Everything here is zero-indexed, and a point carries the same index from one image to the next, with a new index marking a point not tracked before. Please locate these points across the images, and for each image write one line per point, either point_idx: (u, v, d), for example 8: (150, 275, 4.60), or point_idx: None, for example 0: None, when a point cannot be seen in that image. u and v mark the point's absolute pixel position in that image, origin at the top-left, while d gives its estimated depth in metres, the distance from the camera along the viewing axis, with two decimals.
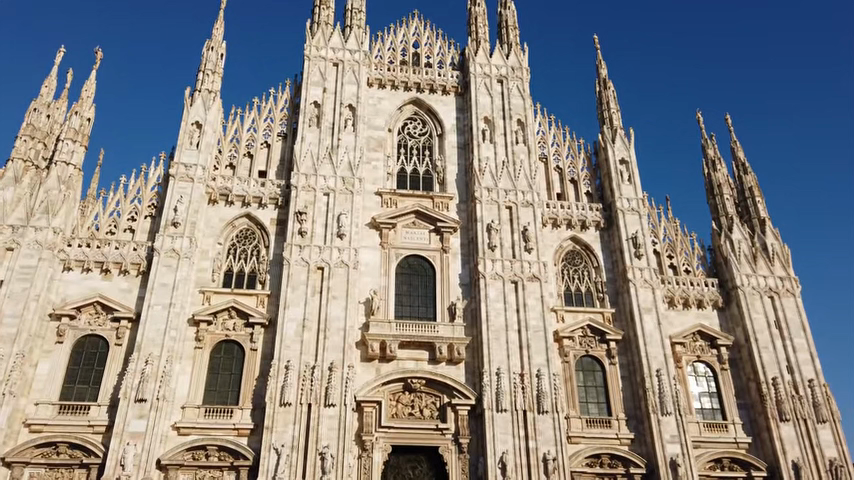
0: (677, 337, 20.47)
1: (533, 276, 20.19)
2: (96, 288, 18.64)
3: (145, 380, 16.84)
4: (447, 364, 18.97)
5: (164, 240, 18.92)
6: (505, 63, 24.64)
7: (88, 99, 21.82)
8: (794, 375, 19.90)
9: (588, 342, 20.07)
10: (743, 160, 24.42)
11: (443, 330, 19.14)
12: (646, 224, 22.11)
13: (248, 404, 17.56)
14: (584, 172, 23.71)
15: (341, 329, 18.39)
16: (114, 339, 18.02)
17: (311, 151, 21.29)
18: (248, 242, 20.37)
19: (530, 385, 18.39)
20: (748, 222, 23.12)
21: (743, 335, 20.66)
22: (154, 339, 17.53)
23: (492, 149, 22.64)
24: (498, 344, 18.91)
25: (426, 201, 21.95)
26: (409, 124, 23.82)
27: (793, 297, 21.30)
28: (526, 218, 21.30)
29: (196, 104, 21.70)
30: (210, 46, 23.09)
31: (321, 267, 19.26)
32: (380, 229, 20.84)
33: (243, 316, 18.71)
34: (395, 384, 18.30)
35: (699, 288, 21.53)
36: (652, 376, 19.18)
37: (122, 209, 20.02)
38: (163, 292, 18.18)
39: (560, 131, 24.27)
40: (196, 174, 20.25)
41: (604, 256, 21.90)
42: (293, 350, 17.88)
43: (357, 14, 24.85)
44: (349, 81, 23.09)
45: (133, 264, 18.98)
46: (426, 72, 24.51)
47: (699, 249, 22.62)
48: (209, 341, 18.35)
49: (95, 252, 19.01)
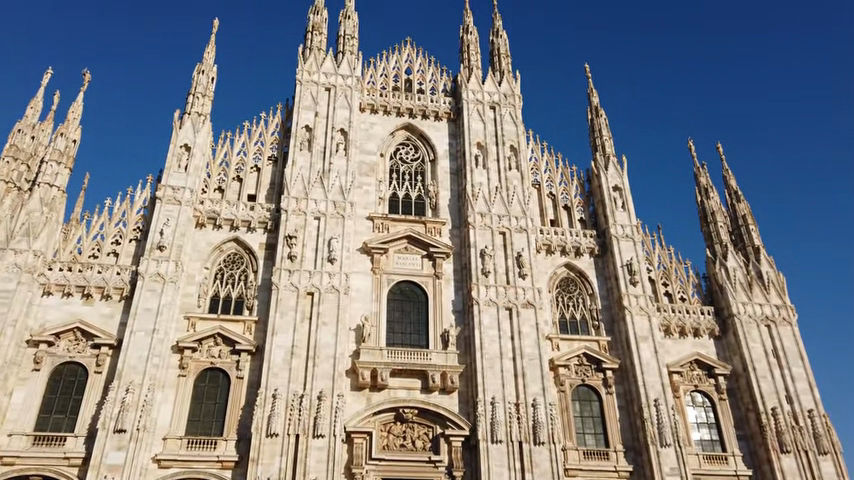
0: (674, 366, 20.06)
1: (528, 303, 19.79)
2: (77, 314, 17.97)
3: (126, 410, 16.11)
4: (440, 394, 18.40)
5: (149, 264, 18.37)
6: (497, 90, 24.62)
7: (74, 120, 21.42)
8: (794, 405, 19.51)
9: (584, 371, 19.61)
10: (736, 188, 24.41)
11: (436, 358, 18.62)
12: (641, 251, 21.88)
13: (233, 435, 16.84)
14: (577, 199, 23.54)
15: (331, 356, 17.82)
16: (94, 366, 17.30)
17: (302, 175, 20.95)
18: (236, 266, 19.85)
19: (526, 415, 17.84)
20: (742, 250, 22.97)
21: (741, 364, 20.30)
22: (136, 366, 16.85)
23: (485, 175, 22.46)
24: (492, 373, 18.42)
25: (419, 226, 21.62)
26: (401, 150, 23.59)
27: (790, 326, 21.04)
28: (520, 244, 21.01)
29: (185, 127, 21.37)
30: (201, 70, 22.89)
31: (311, 292, 18.75)
32: (371, 254, 20.43)
33: (229, 342, 18.10)
34: (386, 414, 17.68)
35: (695, 316, 21.23)
36: (650, 405, 18.71)
37: (106, 231, 19.47)
38: (147, 317, 17.56)
39: (552, 157, 24.16)
40: (183, 196, 19.81)
41: (599, 283, 21.59)
42: (281, 378, 17.25)
43: (349, 40, 24.83)
44: (341, 106, 22.92)
45: (115, 288, 18.37)
46: (418, 98, 24.41)
47: (694, 277, 22.40)
48: (194, 369, 17.69)
49: (76, 276, 18.38)
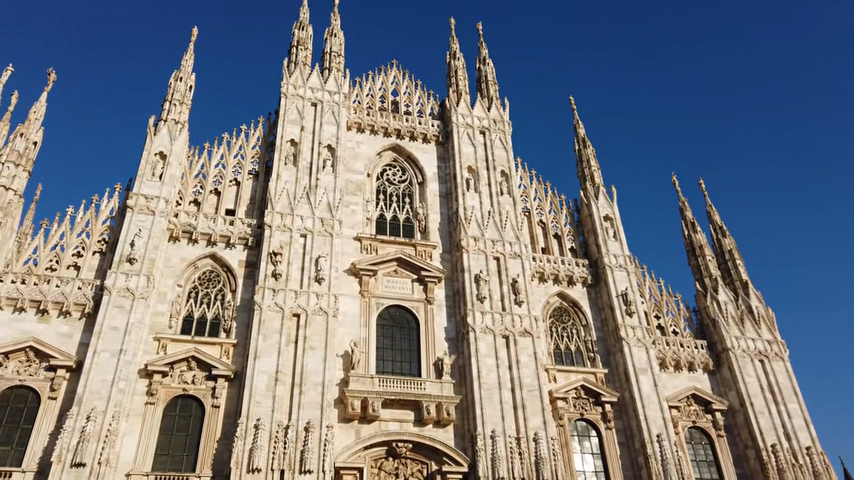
0: (673, 400, 19.36)
1: (525, 331, 18.82)
2: (29, 331, 15.84)
3: (86, 441, 14.03)
4: (434, 427, 17.08)
5: (117, 277, 16.53)
6: (486, 115, 24.12)
7: (36, 121, 19.53)
8: (792, 442, 19.03)
9: (583, 404, 18.65)
10: (721, 224, 24.44)
11: (430, 387, 17.33)
12: (635, 282, 21.29)
13: (207, 471, 14.99)
14: (567, 228, 22.99)
15: (320, 384, 16.28)
16: (47, 392, 15.19)
17: (287, 190, 19.62)
18: (212, 285, 18.20)
19: (527, 450, 16.69)
20: (730, 284, 22.80)
21: (738, 399, 19.82)
22: (99, 391, 14.82)
23: (477, 198, 21.67)
24: (491, 404, 17.23)
25: (408, 249, 20.55)
26: (388, 171, 22.61)
27: (782, 361, 20.76)
28: (515, 270, 20.18)
29: (161, 134, 19.79)
30: (179, 77, 21.48)
31: (297, 313, 17.27)
32: (360, 276, 19.12)
33: (205, 367, 16.33)
34: (378, 448, 16.17)
35: (689, 350, 20.66)
36: (653, 441, 17.83)
37: (67, 241, 17.53)
38: (113, 337, 15.61)
39: (541, 185, 23.68)
40: (158, 206, 18.13)
41: (593, 314, 20.91)
42: (264, 407, 15.53)
43: (336, 57, 23.95)
44: (329, 122, 21.82)
45: (76, 304, 16.37)
46: (406, 119, 23.64)
47: (685, 310, 21.98)
48: (164, 396, 15.79)
49: (31, 289, 16.27)
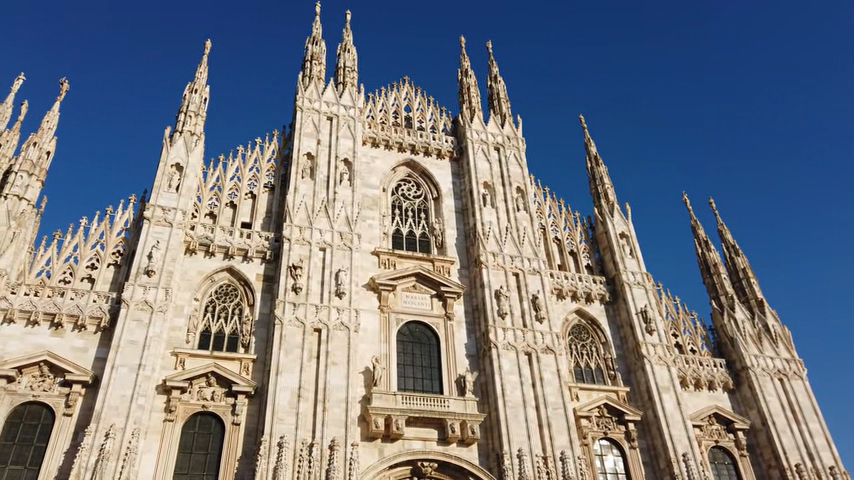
0: (695, 419, 19.13)
1: (547, 348, 18.55)
2: (43, 345, 15.27)
3: (105, 459, 13.46)
4: (458, 445, 16.70)
5: (134, 290, 16.06)
6: (500, 132, 24.06)
7: (48, 130, 19.12)
8: (816, 462, 18.84)
9: (606, 423, 18.36)
10: (733, 243, 24.43)
11: (454, 405, 16.94)
12: (653, 300, 21.15)
13: None
14: (582, 244, 22.87)
15: (343, 400, 15.86)
16: (62, 408, 14.63)
17: (305, 203, 19.31)
18: (229, 299, 17.77)
19: (555, 470, 16.32)
20: (745, 303, 22.73)
21: (759, 418, 19.62)
22: (117, 407, 14.28)
23: (493, 213, 21.50)
24: (516, 422, 16.87)
25: (426, 264, 20.29)
26: (403, 186, 22.42)
27: (801, 380, 20.61)
28: (534, 286, 19.97)
29: (176, 145, 19.45)
30: (193, 89, 21.20)
31: (319, 329, 16.87)
32: (379, 291, 18.77)
33: (225, 383, 15.83)
34: (403, 467, 15.96)
35: (708, 368, 20.47)
36: (679, 460, 17.55)
37: (81, 254, 17.04)
38: (131, 351, 15.10)
39: (556, 202, 23.57)
40: (175, 218, 17.73)
41: (611, 332, 20.70)
42: (287, 425, 15.08)
43: (349, 72, 23.81)
44: (344, 136, 21.60)
45: (91, 318, 15.85)
46: (420, 135, 23.56)
47: (702, 328, 21.81)
48: (182, 413, 15.27)
49: (45, 301, 15.71)
